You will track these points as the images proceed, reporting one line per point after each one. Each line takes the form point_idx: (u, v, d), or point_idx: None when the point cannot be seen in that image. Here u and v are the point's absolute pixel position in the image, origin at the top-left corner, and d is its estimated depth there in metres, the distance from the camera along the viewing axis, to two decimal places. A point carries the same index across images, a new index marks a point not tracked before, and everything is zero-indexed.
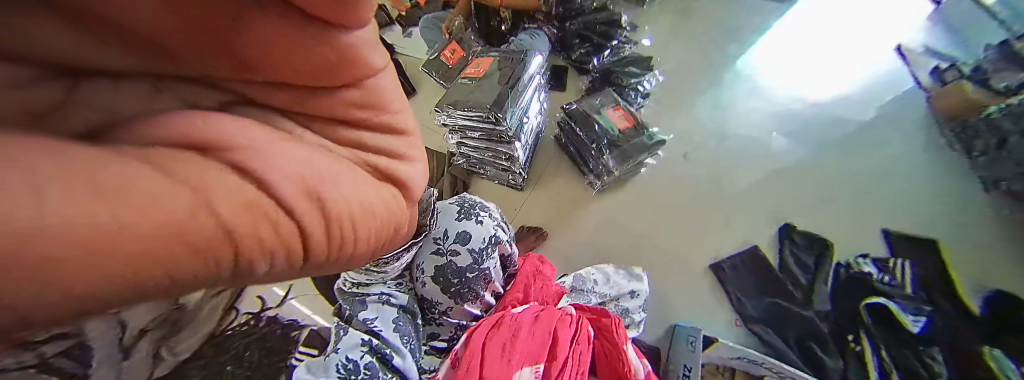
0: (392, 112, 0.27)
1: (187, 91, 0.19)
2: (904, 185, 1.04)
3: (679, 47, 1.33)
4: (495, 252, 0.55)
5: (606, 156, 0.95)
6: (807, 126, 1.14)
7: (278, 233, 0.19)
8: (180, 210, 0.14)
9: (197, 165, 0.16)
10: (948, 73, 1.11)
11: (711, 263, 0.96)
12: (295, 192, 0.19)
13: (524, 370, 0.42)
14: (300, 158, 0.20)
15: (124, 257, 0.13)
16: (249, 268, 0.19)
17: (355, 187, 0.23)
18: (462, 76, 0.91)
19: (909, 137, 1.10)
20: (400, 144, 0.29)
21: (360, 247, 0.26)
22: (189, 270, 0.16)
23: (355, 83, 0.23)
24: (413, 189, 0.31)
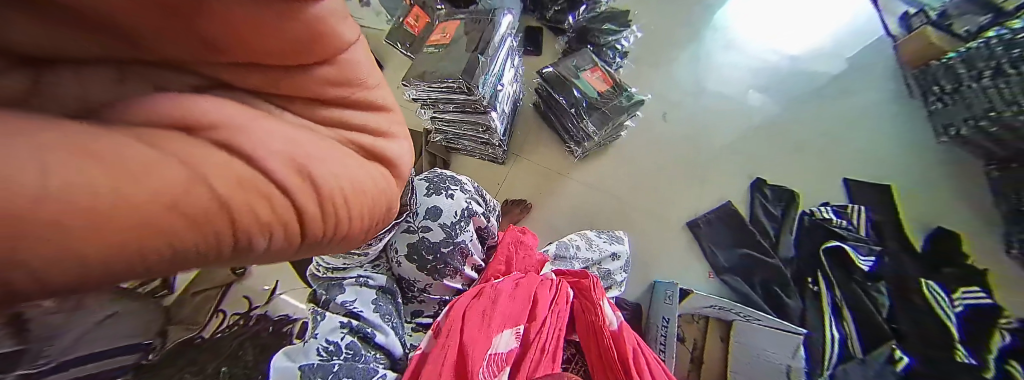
0: (370, 86, 0.26)
1: (155, 78, 0.17)
2: (865, 134, 1.10)
3: (654, 3, 1.29)
4: (468, 226, 0.55)
5: (586, 120, 0.94)
6: (778, 81, 1.18)
7: (276, 212, 0.18)
8: (175, 182, 0.13)
9: (192, 144, 0.15)
10: (916, 19, 1.10)
11: (688, 221, 1.01)
12: (286, 170, 0.18)
13: (505, 332, 0.44)
14: (286, 136, 0.19)
15: (121, 229, 0.12)
16: (248, 246, 0.18)
17: (346, 165, 0.22)
18: (428, 44, 0.86)
19: (871, 87, 1.16)
20: (384, 121, 0.27)
21: (358, 226, 0.25)
22: (192, 246, 0.15)
23: (329, 59, 0.22)
24: (402, 167, 0.29)
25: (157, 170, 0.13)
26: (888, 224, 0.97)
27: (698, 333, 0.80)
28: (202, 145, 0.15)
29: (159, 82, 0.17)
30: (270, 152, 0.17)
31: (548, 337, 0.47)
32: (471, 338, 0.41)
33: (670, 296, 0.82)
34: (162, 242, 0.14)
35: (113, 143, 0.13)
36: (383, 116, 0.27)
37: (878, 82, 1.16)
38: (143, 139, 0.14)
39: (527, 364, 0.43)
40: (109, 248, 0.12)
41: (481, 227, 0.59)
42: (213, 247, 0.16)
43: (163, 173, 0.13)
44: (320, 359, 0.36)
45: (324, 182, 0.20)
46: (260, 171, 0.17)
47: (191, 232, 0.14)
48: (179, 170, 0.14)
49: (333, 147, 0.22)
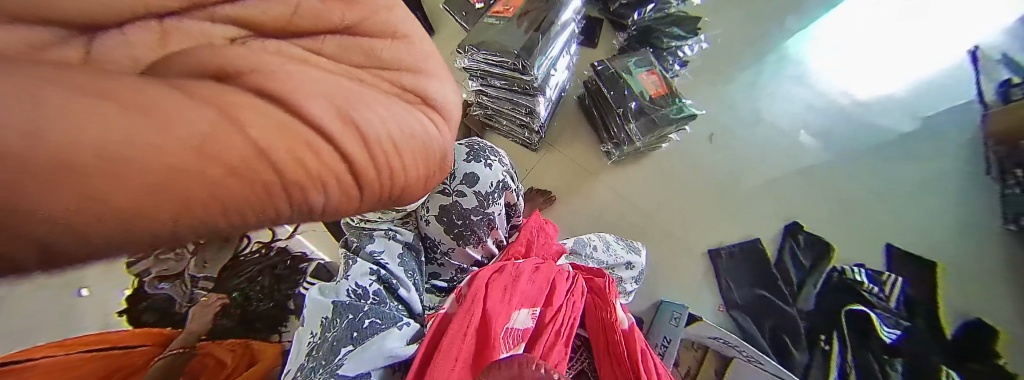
0: (380, 4, 0.25)
1: (192, 28, 0.19)
2: (925, 203, 1.01)
3: (730, 13, 1.22)
4: (500, 197, 0.56)
5: (631, 123, 0.92)
6: (843, 124, 1.08)
7: (314, 161, 0.16)
8: (201, 124, 0.13)
9: (219, 88, 0.15)
10: (1016, 91, 0.99)
11: (710, 248, 0.98)
12: (325, 110, 0.17)
13: (522, 311, 0.45)
14: (313, 77, 0.18)
15: (139, 187, 0.11)
16: (306, 200, 0.17)
17: (392, 111, 0.20)
18: (490, 15, 0.85)
19: (947, 151, 1.05)
20: (415, 50, 0.25)
21: (416, 181, 0.23)
22: (242, 203, 0.15)
23: None
24: (450, 110, 0.26)
25: (188, 114, 0.13)
26: (922, 301, 0.90)
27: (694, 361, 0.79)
28: (229, 92, 0.15)
29: (200, 39, 0.19)
30: (304, 97, 0.16)
31: (566, 320, 0.48)
32: (492, 310, 0.42)
33: (676, 318, 0.83)
34: (203, 199, 0.13)
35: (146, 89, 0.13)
36: (407, 50, 0.25)
37: (957, 148, 1.05)
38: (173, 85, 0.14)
39: (544, 341, 0.44)
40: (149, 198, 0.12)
41: (510, 202, 0.59)
42: (267, 204, 0.16)
43: (194, 120, 0.13)
44: (350, 299, 0.39)
45: (365, 127, 0.18)
46: (299, 119, 0.16)
47: (239, 185, 0.14)
48: (212, 115, 0.13)
49: (382, 98, 0.20)
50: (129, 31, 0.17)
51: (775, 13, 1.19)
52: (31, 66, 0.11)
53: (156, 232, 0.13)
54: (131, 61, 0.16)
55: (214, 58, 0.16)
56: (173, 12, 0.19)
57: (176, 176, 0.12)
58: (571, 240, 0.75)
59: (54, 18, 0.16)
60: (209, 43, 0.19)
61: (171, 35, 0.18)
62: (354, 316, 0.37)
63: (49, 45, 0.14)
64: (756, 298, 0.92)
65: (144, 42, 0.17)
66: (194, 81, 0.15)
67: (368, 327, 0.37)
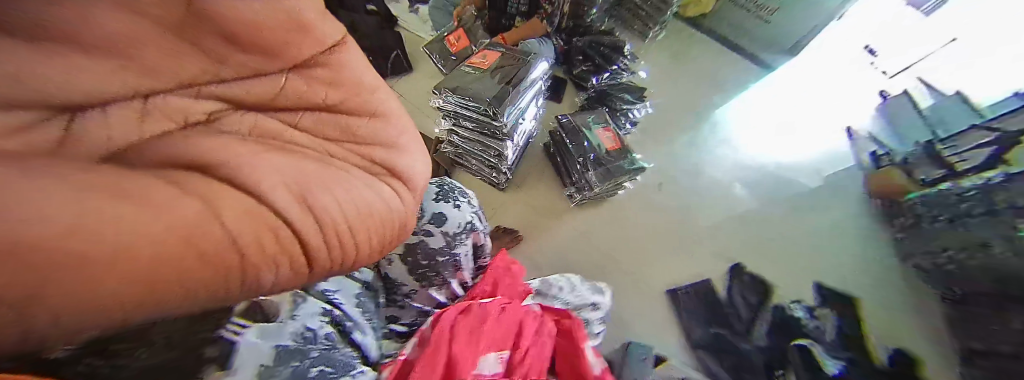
0: (363, 86, 0.36)
1: (173, 107, 0.27)
2: (838, 245, 1.17)
3: (671, 86, 1.45)
4: (467, 239, 0.55)
5: (591, 171, 1.00)
6: (765, 177, 1.28)
7: (279, 238, 0.25)
8: (187, 213, 0.21)
9: (209, 184, 0.23)
10: (883, 160, 1.26)
11: (668, 288, 1.03)
12: (286, 197, 0.26)
13: (489, 355, 0.44)
14: (287, 169, 0.27)
15: (130, 256, 0.18)
16: (258, 277, 0.25)
17: (346, 191, 0.30)
18: (468, 64, 0.94)
19: (845, 200, 1.26)
20: (388, 132, 0.37)
21: (367, 246, 0.32)
22: (205, 279, 0.22)
23: (318, 63, 0.33)
24: (414, 180, 0.37)
25: (176, 207, 0.21)
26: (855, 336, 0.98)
27: None
28: (219, 188, 0.24)
29: (176, 117, 0.27)
30: (273, 192, 0.25)
31: (532, 364, 0.48)
32: (459, 354, 0.41)
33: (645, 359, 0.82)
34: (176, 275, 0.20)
35: (147, 186, 0.21)
36: (383, 126, 0.37)
37: (852, 198, 1.26)
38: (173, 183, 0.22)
39: None
40: (124, 274, 0.18)
41: (478, 243, 0.59)
42: (226, 278, 0.23)
43: (181, 211, 0.21)
44: (296, 343, 0.34)
45: (320, 204, 0.27)
46: (267, 206, 0.25)
47: (202, 265, 0.22)
48: (196, 207, 0.22)
49: (342, 182, 0.30)
50: (109, 111, 0.24)
51: (705, 91, 1.45)
52: (55, 168, 0.18)
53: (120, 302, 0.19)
54: (105, 139, 0.24)
55: (198, 153, 0.25)
56: (162, 91, 0.27)
57: (166, 259, 0.20)
58: (538, 280, 0.74)
59: (53, 103, 0.22)
60: (184, 122, 0.27)
61: (148, 117, 0.26)
62: (300, 364, 0.33)
63: (35, 126, 0.21)
64: (714, 337, 0.95)
65: (130, 122, 0.25)
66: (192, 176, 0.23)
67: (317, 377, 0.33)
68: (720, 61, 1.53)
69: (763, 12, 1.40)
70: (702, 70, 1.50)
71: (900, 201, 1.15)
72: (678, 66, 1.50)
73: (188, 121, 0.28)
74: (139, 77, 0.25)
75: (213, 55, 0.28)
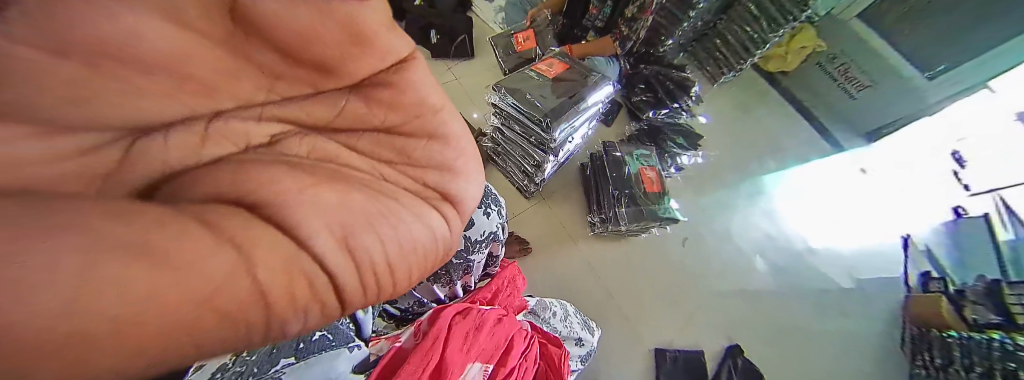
0: (426, 106, 0.37)
1: (233, 129, 0.29)
2: (849, 362, 1.09)
3: (726, 138, 1.37)
4: (485, 247, 0.57)
5: (623, 208, 0.98)
6: (794, 265, 1.20)
7: (314, 289, 0.22)
8: (215, 272, 0.18)
9: (248, 223, 0.21)
10: (933, 284, 1.14)
11: (656, 347, 1.01)
12: (329, 242, 0.23)
13: (476, 364, 0.45)
14: (335, 205, 0.25)
15: (148, 333, 0.15)
16: (283, 329, 0.22)
17: (392, 231, 0.27)
18: (533, 69, 0.92)
19: (875, 318, 1.17)
20: (445, 154, 0.37)
21: (405, 281, 0.29)
22: (221, 342, 0.19)
23: (385, 84, 0.34)
24: (464, 204, 0.36)
25: (206, 261, 0.18)
26: None
27: None
28: (251, 230, 0.20)
29: (237, 140, 0.29)
30: (315, 238, 0.22)
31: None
32: (451, 353, 0.41)
33: None
34: (189, 335, 0.17)
35: (175, 236, 0.17)
36: (439, 149, 0.37)
37: (880, 319, 1.17)
38: (200, 222, 0.19)
39: None
40: (123, 345, 0.15)
41: (493, 253, 0.61)
42: (246, 335, 0.20)
43: (208, 265, 0.18)
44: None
45: (364, 248, 0.25)
46: (309, 253, 0.22)
47: (218, 326, 0.18)
48: (226, 260, 0.18)
49: (388, 217, 0.27)
50: (170, 135, 0.26)
51: (760, 150, 1.36)
52: (82, 217, 0.15)
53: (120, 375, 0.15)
54: (161, 162, 0.25)
55: (245, 188, 0.23)
56: (225, 112, 0.29)
57: (177, 321, 0.16)
58: (534, 299, 0.75)
59: (113, 116, 0.24)
60: (246, 146, 0.30)
61: (209, 140, 0.28)
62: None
63: (88, 149, 0.22)
64: None
65: (187, 142, 0.27)
66: (223, 214, 0.20)
67: (315, 342, 0.35)
68: (789, 130, 1.43)
69: (850, 85, 1.30)
70: (766, 132, 1.40)
71: (934, 332, 1.02)
72: (741, 119, 1.42)
73: (248, 146, 0.30)
74: (200, 101, 0.28)
75: (265, 69, 0.30)
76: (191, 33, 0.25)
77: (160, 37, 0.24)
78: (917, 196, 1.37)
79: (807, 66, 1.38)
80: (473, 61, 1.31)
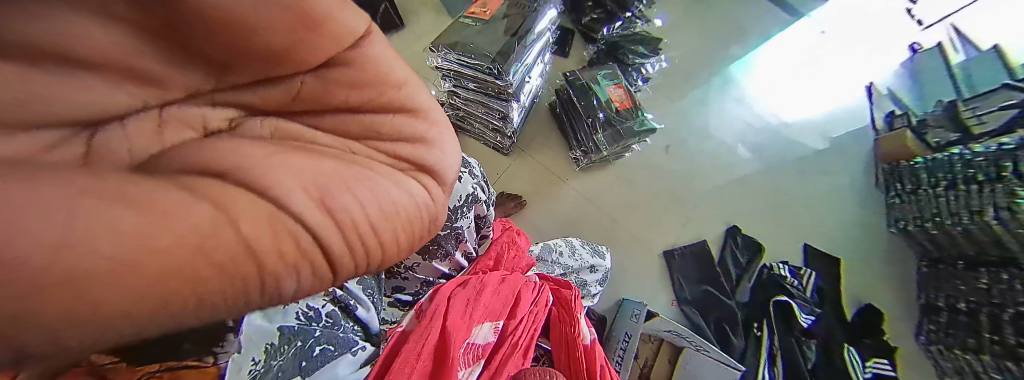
0: (389, 82, 0.25)
1: (191, 114, 0.21)
2: (833, 211, 1.19)
3: (686, 35, 1.35)
4: (468, 211, 0.57)
5: (600, 133, 0.98)
6: (770, 138, 1.25)
7: (299, 245, 0.18)
8: (202, 223, 0.14)
9: (218, 185, 0.16)
10: (897, 121, 1.20)
11: (664, 250, 1.08)
12: (306, 201, 0.18)
13: (485, 325, 0.48)
14: (307, 167, 0.19)
15: (149, 274, 0.13)
16: (277, 287, 0.19)
17: (374, 191, 0.21)
18: (467, 15, 0.86)
19: (853, 165, 1.24)
20: (416, 126, 0.26)
21: (395, 248, 0.24)
22: (217, 293, 0.16)
23: (342, 61, 0.22)
24: (444, 174, 0.28)
25: (186, 211, 0.14)
26: (830, 290, 1.06)
27: (651, 352, 0.90)
28: (226, 188, 0.16)
29: (195, 123, 0.21)
30: (296, 190, 0.18)
31: (524, 333, 0.53)
32: (453, 326, 0.44)
33: (636, 315, 0.88)
34: (186, 285, 0.15)
35: (152, 190, 0.14)
36: (423, 127, 0.27)
37: (857, 164, 1.24)
38: (179, 184, 0.15)
39: (499, 354, 0.49)
40: (121, 288, 0.12)
41: (480, 214, 0.62)
42: (243, 289, 0.17)
43: (192, 216, 0.14)
44: (300, 323, 0.35)
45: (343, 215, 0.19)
46: (288, 212, 0.17)
47: (218, 276, 0.16)
48: (206, 210, 0.15)
49: (366, 179, 0.21)
50: (129, 123, 0.19)
51: (721, 39, 1.35)
52: (57, 172, 0.12)
53: (123, 326, 0.14)
54: (125, 152, 0.18)
55: (206, 155, 0.17)
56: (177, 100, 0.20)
57: (174, 267, 0.14)
58: (539, 245, 0.77)
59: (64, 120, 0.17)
60: (204, 131, 0.21)
61: (168, 124, 0.20)
62: (304, 343, 0.35)
63: (56, 146, 0.16)
64: (702, 293, 1.03)
65: (140, 130, 0.19)
66: (198, 177, 0.16)
67: (319, 355, 0.36)
68: (742, 8, 1.41)
69: None
70: (720, 18, 1.39)
71: (904, 163, 1.09)
72: (693, 11, 1.39)
73: (209, 130, 0.21)
74: (148, 90, 0.19)
75: (213, 62, 0.20)
76: (130, 31, 0.17)
77: (74, 26, 0.16)
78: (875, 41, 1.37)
79: None
80: (405, 29, 1.23)
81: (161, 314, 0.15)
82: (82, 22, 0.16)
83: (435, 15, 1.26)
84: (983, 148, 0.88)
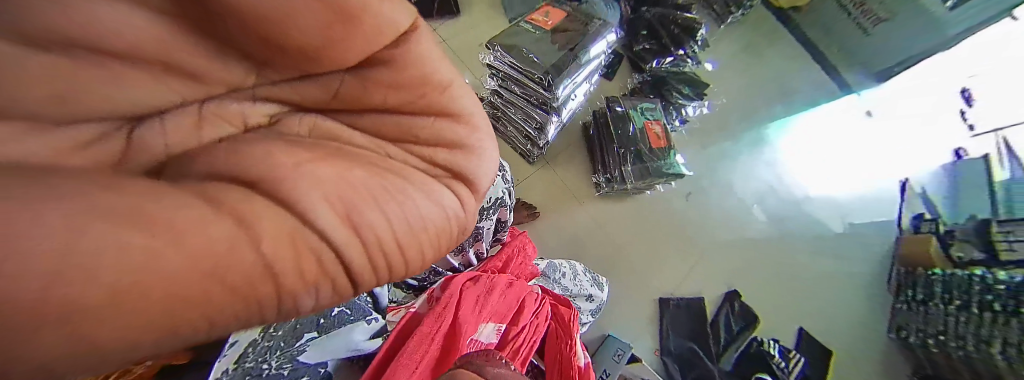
0: (432, 85, 0.27)
1: (230, 111, 0.25)
2: (839, 302, 1.15)
3: (733, 86, 1.32)
4: (494, 213, 0.57)
5: (628, 165, 0.97)
6: (793, 212, 1.22)
7: (321, 266, 0.20)
8: (218, 240, 0.16)
9: (244, 196, 0.18)
10: (925, 225, 1.15)
11: (661, 296, 1.07)
12: (332, 218, 0.20)
13: (489, 325, 0.48)
14: (336, 178, 0.21)
15: (155, 298, 0.14)
16: (296, 304, 0.21)
17: (402, 206, 0.23)
18: (528, 20, 0.86)
19: (871, 258, 1.20)
20: (456, 130, 0.28)
21: (419, 263, 0.26)
22: (233, 316, 0.18)
23: (382, 60, 0.24)
24: (480, 182, 0.29)
25: (205, 229, 0.16)
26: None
27: None
28: (252, 195, 0.18)
29: (235, 119, 0.25)
30: (320, 200, 0.19)
31: (525, 341, 0.52)
32: (463, 319, 0.43)
33: (619, 355, 0.90)
34: (203, 309, 0.16)
35: (172, 204, 0.15)
36: (458, 129, 0.29)
37: (876, 259, 1.20)
38: (204, 194, 0.17)
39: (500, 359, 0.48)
40: (125, 317, 0.14)
41: (501, 218, 0.62)
42: (259, 310, 0.19)
43: (210, 232, 0.16)
44: None
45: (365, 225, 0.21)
46: (311, 227, 0.19)
47: (232, 298, 0.17)
48: (228, 228, 0.16)
49: (397, 192, 0.23)
50: (168, 117, 0.24)
51: (767, 97, 1.31)
52: (80, 188, 0.14)
53: (141, 345, 0.16)
54: (162, 148, 0.23)
55: (233, 163, 0.20)
56: (217, 96, 0.25)
57: (184, 292, 0.15)
58: (545, 261, 0.77)
59: (105, 110, 0.22)
60: (244, 126, 0.25)
61: (206, 120, 0.24)
62: None
63: (100, 140, 0.21)
64: (687, 350, 1.02)
65: (180, 128, 0.23)
66: (227, 187, 0.18)
67: (337, 316, 0.37)
68: (797, 73, 1.36)
69: (866, 20, 1.23)
70: (773, 77, 1.34)
71: (920, 274, 1.03)
72: (748, 63, 1.35)
73: (248, 126, 0.25)
74: (185, 83, 0.24)
75: (252, 55, 0.23)
76: (160, 19, 0.20)
77: (117, 22, 0.19)
78: (924, 137, 1.31)
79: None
80: (460, 18, 1.23)
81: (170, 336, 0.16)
82: (108, 6, 0.19)
83: (489, 9, 1.25)
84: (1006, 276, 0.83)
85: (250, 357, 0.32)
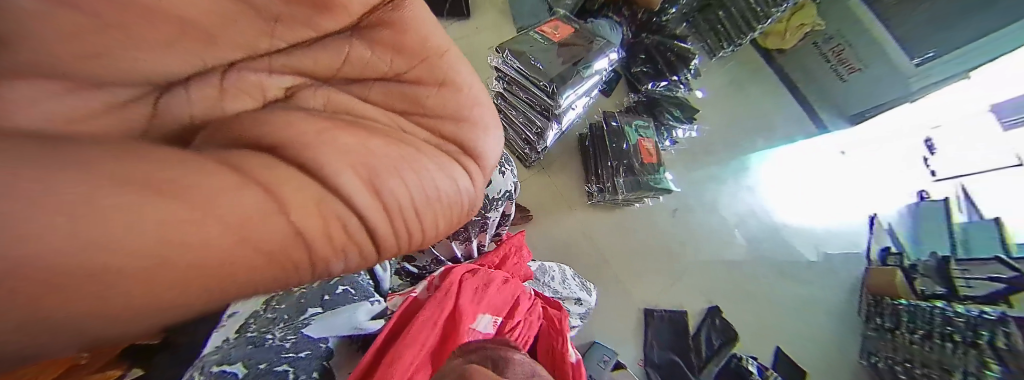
0: (431, 49, 0.33)
1: (250, 82, 0.27)
2: (816, 327, 1.19)
3: (722, 112, 1.39)
4: (501, 205, 0.60)
5: (620, 177, 1.01)
6: (770, 234, 1.28)
7: (346, 233, 0.21)
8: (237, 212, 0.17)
9: (263, 165, 0.19)
10: (891, 257, 1.22)
11: (645, 307, 1.09)
12: (354, 181, 0.21)
13: (485, 316, 0.46)
14: (355, 146, 0.22)
15: (173, 266, 0.15)
16: (328, 268, 0.22)
17: (420, 175, 0.24)
18: (537, 30, 0.90)
19: (844, 284, 1.25)
20: (459, 97, 0.33)
21: (436, 234, 0.28)
22: (260, 281, 0.19)
23: (380, 20, 0.30)
24: (488, 156, 0.32)
25: (225, 197, 0.16)
26: None
27: None
28: (270, 163, 0.19)
29: (255, 94, 0.27)
30: (349, 176, 0.21)
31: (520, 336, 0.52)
32: (463, 305, 0.43)
33: (603, 361, 0.93)
34: (229, 274, 0.17)
35: (188, 171, 0.16)
36: (458, 97, 0.33)
37: (847, 285, 1.25)
38: (221, 160, 0.18)
39: None
40: (145, 279, 0.14)
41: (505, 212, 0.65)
42: (289, 274, 0.20)
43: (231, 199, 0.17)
44: None
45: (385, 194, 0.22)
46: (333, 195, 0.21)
47: (262, 264, 0.18)
48: (250, 196, 0.17)
49: (414, 161, 0.25)
50: (189, 92, 0.26)
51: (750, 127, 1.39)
52: (99, 153, 0.14)
53: (166, 311, 0.16)
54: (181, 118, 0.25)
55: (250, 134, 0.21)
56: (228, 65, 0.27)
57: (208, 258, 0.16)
58: (536, 263, 0.78)
59: (120, 76, 0.23)
60: (262, 98, 0.28)
61: (227, 93, 0.27)
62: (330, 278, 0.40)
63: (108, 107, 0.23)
64: (669, 363, 1.03)
65: (199, 98, 0.26)
66: (241, 154, 0.19)
67: (341, 293, 0.40)
68: (778, 105, 1.44)
69: (843, 68, 1.31)
70: (758, 107, 1.43)
71: (887, 300, 1.11)
72: (737, 94, 1.42)
73: (266, 98, 0.28)
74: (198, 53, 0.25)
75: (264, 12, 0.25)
76: None
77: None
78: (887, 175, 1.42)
79: (804, 45, 1.37)
80: (470, 21, 1.28)
81: (197, 303, 0.17)
82: None
83: (498, 17, 1.30)
84: (966, 311, 0.89)
85: (252, 327, 0.33)
